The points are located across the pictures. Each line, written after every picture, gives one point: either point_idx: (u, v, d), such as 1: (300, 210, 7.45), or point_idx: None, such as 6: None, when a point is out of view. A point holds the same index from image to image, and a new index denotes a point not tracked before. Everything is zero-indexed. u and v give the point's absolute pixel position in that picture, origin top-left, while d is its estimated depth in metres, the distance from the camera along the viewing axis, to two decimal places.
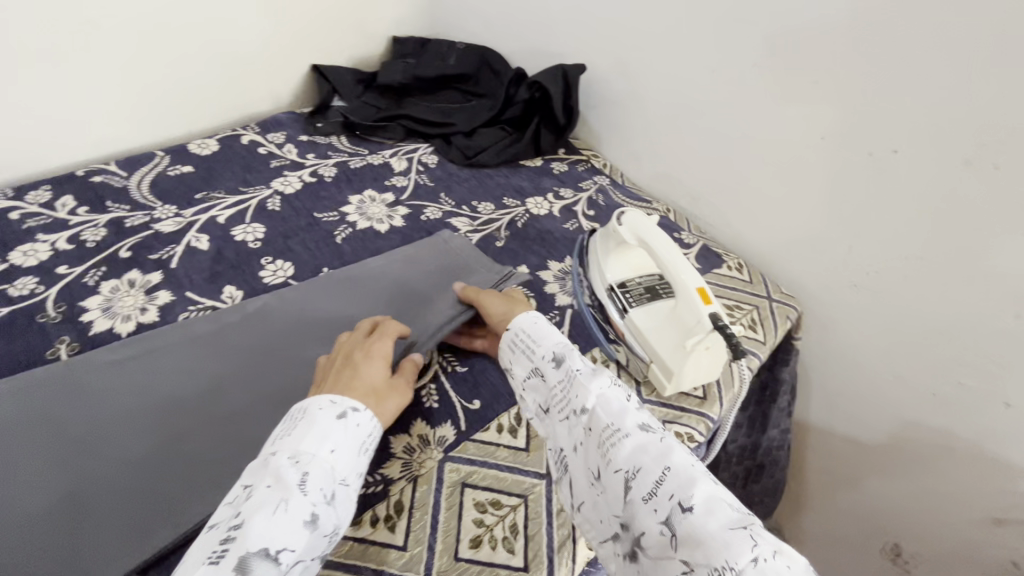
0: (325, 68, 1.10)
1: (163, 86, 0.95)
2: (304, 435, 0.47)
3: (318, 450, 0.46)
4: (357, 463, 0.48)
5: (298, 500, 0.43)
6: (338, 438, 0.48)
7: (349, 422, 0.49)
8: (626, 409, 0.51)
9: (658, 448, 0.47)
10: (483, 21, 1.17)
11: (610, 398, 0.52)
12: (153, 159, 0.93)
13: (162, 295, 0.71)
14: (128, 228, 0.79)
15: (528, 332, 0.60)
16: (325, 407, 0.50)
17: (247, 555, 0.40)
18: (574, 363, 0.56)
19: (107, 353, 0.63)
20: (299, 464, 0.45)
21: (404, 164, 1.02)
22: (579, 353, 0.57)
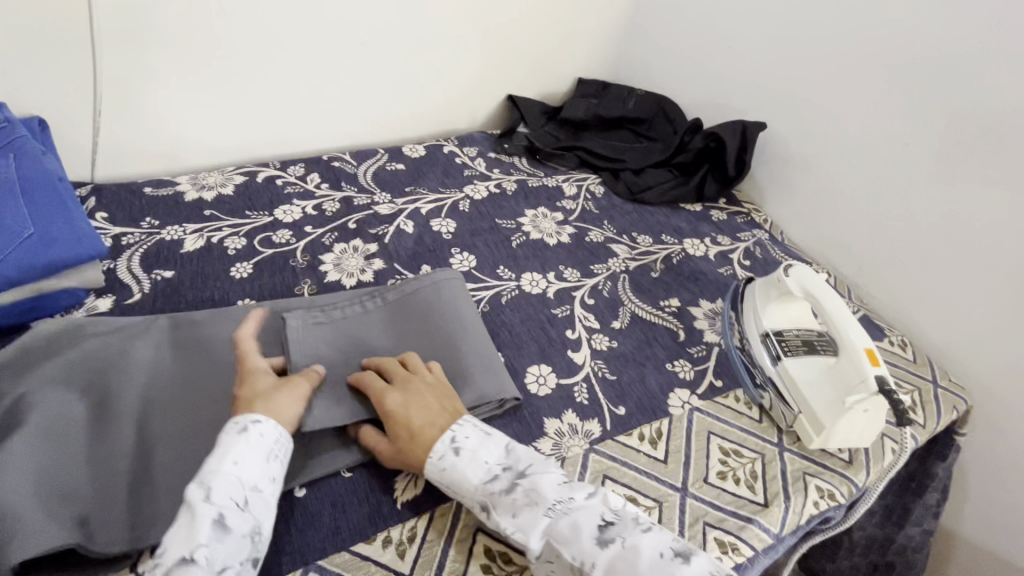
0: (519, 98, 1.26)
1: (396, 98, 1.16)
2: (210, 456, 0.51)
3: (219, 465, 0.50)
4: (264, 468, 0.52)
5: (202, 508, 0.47)
6: (241, 451, 0.52)
7: (250, 433, 0.53)
8: (578, 533, 0.51)
9: (626, 560, 0.49)
10: (666, 73, 1.28)
11: (560, 529, 0.52)
12: (376, 155, 1.13)
13: (377, 262, 0.87)
14: (355, 205, 0.98)
15: (445, 483, 0.56)
16: (228, 429, 0.53)
17: (169, 568, 0.45)
18: (504, 509, 0.53)
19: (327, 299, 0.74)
20: (203, 481, 0.49)
21: (574, 190, 1.12)
22: (500, 494, 0.54)
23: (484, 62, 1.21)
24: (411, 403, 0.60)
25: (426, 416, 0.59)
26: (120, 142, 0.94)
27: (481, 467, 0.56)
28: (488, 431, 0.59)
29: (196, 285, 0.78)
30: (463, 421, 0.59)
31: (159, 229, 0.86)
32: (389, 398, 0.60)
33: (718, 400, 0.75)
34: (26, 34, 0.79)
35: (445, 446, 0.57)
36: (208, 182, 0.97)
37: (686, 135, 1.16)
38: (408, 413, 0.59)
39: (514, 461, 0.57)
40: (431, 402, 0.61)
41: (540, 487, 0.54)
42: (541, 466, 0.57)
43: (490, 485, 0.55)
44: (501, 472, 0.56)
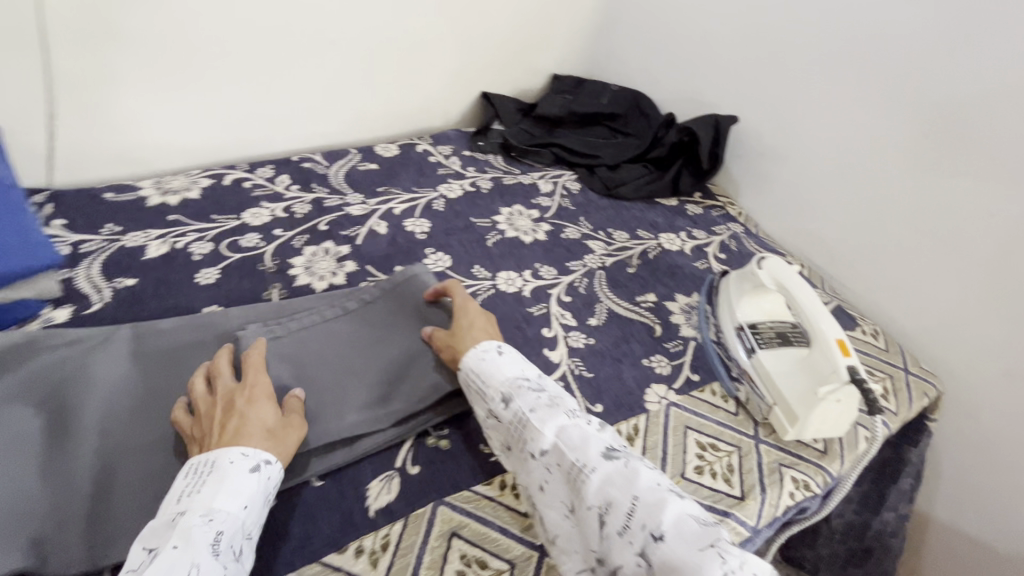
0: (493, 95, 1.25)
1: (368, 96, 1.14)
2: (214, 490, 0.49)
3: (230, 508, 0.48)
4: (261, 515, 0.51)
5: (207, 562, 0.45)
6: (250, 493, 0.51)
7: (263, 474, 0.52)
8: (587, 442, 0.55)
9: (624, 476, 0.53)
10: (640, 68, 1.28)
11: (570, 433, 0.56)
12: (348, 155, 1.11)
13: (349, 265, 0.86)
14: (327, 207, 0.96)
15: (476, 372, 0.62)
16: (235, 459, 0.51)
17: None
18: (525, 401, 0.59)
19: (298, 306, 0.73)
20: (210, 525, 0.47)
21: (550, 186, 1.11)
22: (526, 391, 0.60)
23: (456, 59, 1.20)
24: (477, 314, 0.69)
25: (483, 326, 0.68)
26: (77, 146, 0.91)
27: (516, 370, 0.63)
28: (524, 357, 0.67)
29: (160, 293, 0.76)
30: (503, 343, 0.67)
31: (120, 236, 0.83)
32: (466, 301, 0.70)
33: (695, 394, 0.75)
34: None
35: (491, 346, 0.65)
36: (173, 187, 0.94)
37: (661, 130, 1.16)
38: (471, 317, 0.69)
39: (542, 381, 0.63)
40: (491, 322, 0.70)
41: (561, 400, 0.60)
42: (563, 395, 0.63)
43: (519, 383, 0.61)
44: (531, 380, 0.62)
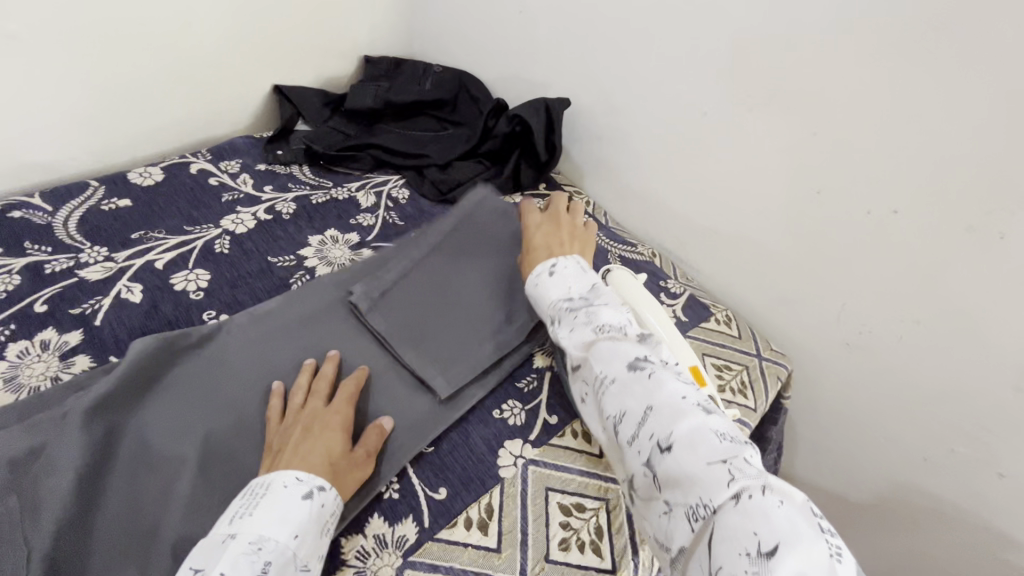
0: (287, 89, 1.02)
1: (99, 106, 0.85)
2: (265, 515, 0.48)
3: (280, 537, 0.47)
4: (317, 546, 0.49)
5: None
6: (301, 521, 0.49)
7: (316, 501, 0.50)
8: (615, 356, 0.57)
9: (645, 387, 0.54)
10: (462, 44, 1.11)
11: (600, 347, 0.59)
12: (86, 190, 0.83)
13: (81, 359, 0.62)
14: (48, 276, 0.69)
15: (533, 294, 0.69)
16: (291, 483, 0.50)
17: None
18: (565, 323, 0.64)
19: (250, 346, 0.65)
20: (260, 551, 0.46)
21: (372, 199, 0.93)
22: (563, 313, 0.64)
23: (222, 47, 0.94)
24: (544, 232, 0.75)
25: (550, 242, 0.73)
26: None
27: (564, 290, 0.66)
28: (585, 270, 0.69)
29: None
30: (567, 258, 0.70)
31: None
32: (534, 220, 0.76)
33: (554, 442, 0.65)
34: None
35: (545, 267, 0.69)
36: None
37: (491, 118, 1.02)
38: (539, 234, 0.75)
39: (592, 295, 0.65)
40: (561, 237, 0.74)
41: (601, 314, 0.62)
42: (614, 308, 0.63)
43: (562, 303, 0.65)
44: (577, 299, 0.65)
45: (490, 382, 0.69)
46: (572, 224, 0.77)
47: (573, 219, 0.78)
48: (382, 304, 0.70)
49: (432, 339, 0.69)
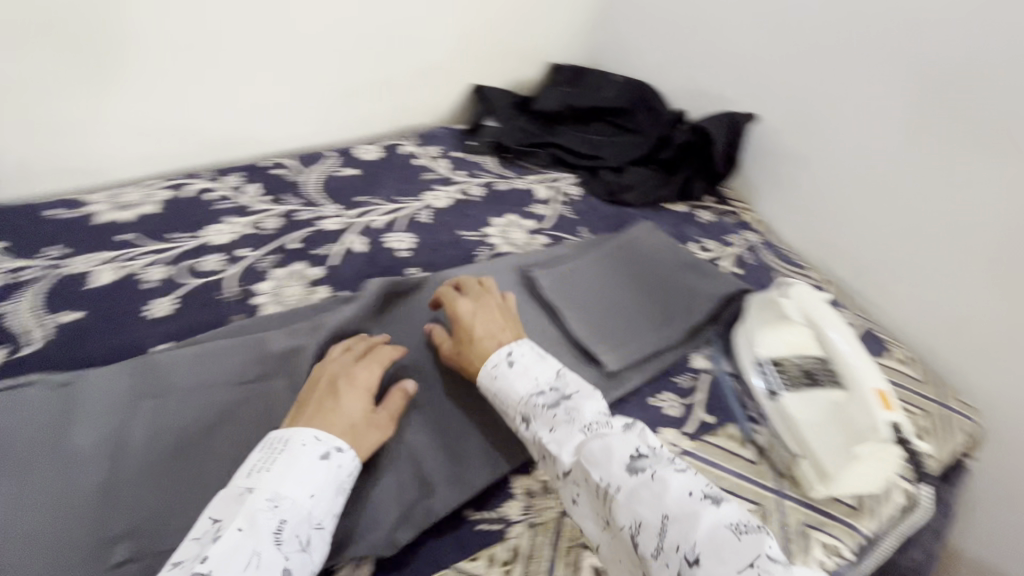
0: (485, 89, 1.14)
1: (347, 92, 1.04)
2: (280, 473, 0.47)
3: (297, 496, 0.47)
4: (333, 503, 0.49)
5: (269, 554, 0.43)
6: (317, 481, 0.48)
7: (332, 462, 0.50)
8: (610, 458, 0.50)
9: (651, 491, 0.47)
10: (647, 57, 1.17)
11: (592, 448, 0.51)
12: (325, 159, 1.01)
13: (322, 290, 0.77)
14: (298, 221, 0.86)
15: (494, 390, 0.59)
16: (308, 442, 0.50)
17: None
18: (542, 421, 0.55)
19: (448, 295, 0.76)
20: (276, 509, 0.45)
21: (548, 192, 1.01)
22: (540, 408, 0.56)
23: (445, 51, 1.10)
24: (478, 316, 0.65)
25: (490, 330, 0.64)
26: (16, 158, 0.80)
27: (531, 381, 0.58)
28: (544, 356, 0.62)
29: (106, 330, 0.66)
30: (519, 342, 0.62)
31: (62, 262, 0.74)
32: (460, 305, 0.66)
33: (708, 439, 0.67)
34: None
35: (500, 357, 0.60)
36: (127, 201, 0.85)
37: (670, 129, 1.06)
38: (474, 322, 0.64)
39: (562, 384, 0.58)
40: (498, 320, 0.65)
41: (582, 409, 0.55)
42: (588, 394, 0.57)
43: (536, 399, 0.57)
44: (547, 390, 0.57)
45: (652, 367, 0.73)
46: (488, 299, 0.69)
47: (492, 296, 0.69)
48: (552, 282, 0.80)
49: (595, 320, 0.76)
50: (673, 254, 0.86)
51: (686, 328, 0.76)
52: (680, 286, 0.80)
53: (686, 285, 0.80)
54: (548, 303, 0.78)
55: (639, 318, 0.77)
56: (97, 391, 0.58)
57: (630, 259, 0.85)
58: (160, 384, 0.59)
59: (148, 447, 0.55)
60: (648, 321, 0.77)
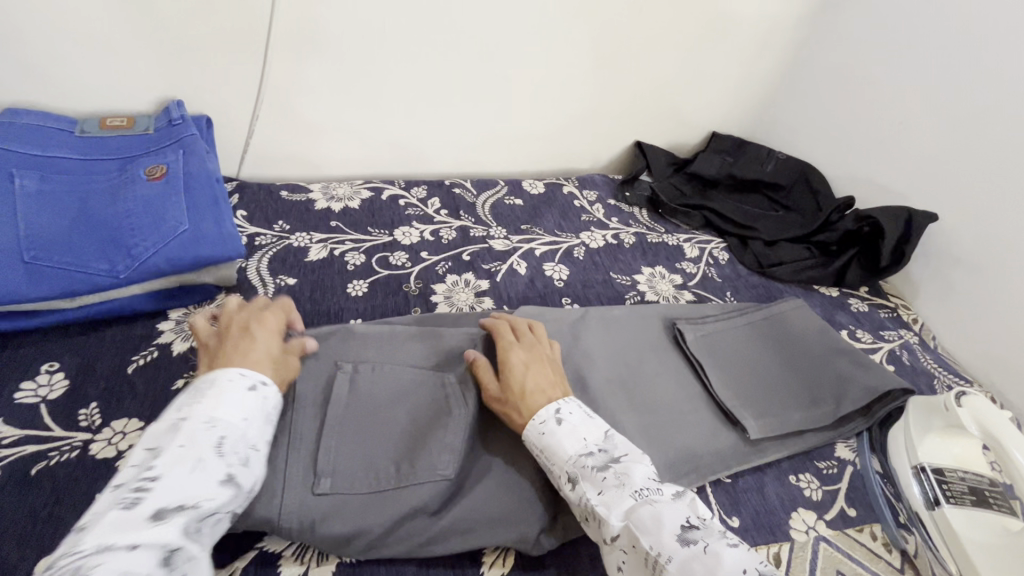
0: (647, 145, 1.20)
1: (525, 132, 1.14)
2: (214, 400, 0.49)
3: (232, 418, 0.48)
4: (265, 432, 0.51)
5: (213, 462, 0.44)
6: (251, 407, 0.50)
7: (260, 394, 0.52)
8: (661, 524, 0.48)
9: (704, 566, 0.45)
10: (816, 138, 1.17)
11: (642, 514, 0.49)
12: (496, 186, 1.12)
13: (487, 301, 0.85)
14: (471, 237, 0.97)
15: (540, 448, 0.57)
16: (234, 379, 0.51)
17: (163, 507, 0.40)
18: (591, 482, 0.53)
19: (597, 329, 0.80)
20: (215, 427, 0.47)
21: (696, 252, 1.04)
22: (591, 470, 0.54)
23: (618, 107, 1.17)
24: (530, 369, 0.64)
25: (539, 384, 0.62)
26: (267, 145, 0.99)
27: (579, 442, 0.57)
28: (590, 415, 0.60)
29: (316, 298, 0.80)
30: (567, 399, 0.61)
31: (288, 235, 0.89)
32: (514, 354, 0.65)
33: (851, 533, 0.64)
34: (203, 37, 0.84)
35: (549, 413, 0.59)
36: (338, 194, 1.00)
37: (833, 213, 1.05)
38: (525, 375, 0.63)
39: (610, 446, 0.57)
40: (548, 374, 0.64)
41: (631, 473, 0.54)
42: (637, 459, 0.56)
43: (585, 459, 0.55)
44: (597, 451, 0.56)
45: (793, 445, 0.72)
46: (539, 350, 0.68)
47: (543, 346, 0.69)
48: (697, 339, 0.81)
49: (739, 385, 0.77)
50: (821, 334, 0.84)
51: (835, 415, 0.74)
52: (830, 371, 0.78)
53: (837, 372, 0.78)
54: (694, 359, 0.79)
55: (787, 396, 0.76)
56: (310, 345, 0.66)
57: (777, 331, 0.85)
58: (357, 351, 0.67)
59: (347, 398, 0.62)
60: (796, 399, 0.76)
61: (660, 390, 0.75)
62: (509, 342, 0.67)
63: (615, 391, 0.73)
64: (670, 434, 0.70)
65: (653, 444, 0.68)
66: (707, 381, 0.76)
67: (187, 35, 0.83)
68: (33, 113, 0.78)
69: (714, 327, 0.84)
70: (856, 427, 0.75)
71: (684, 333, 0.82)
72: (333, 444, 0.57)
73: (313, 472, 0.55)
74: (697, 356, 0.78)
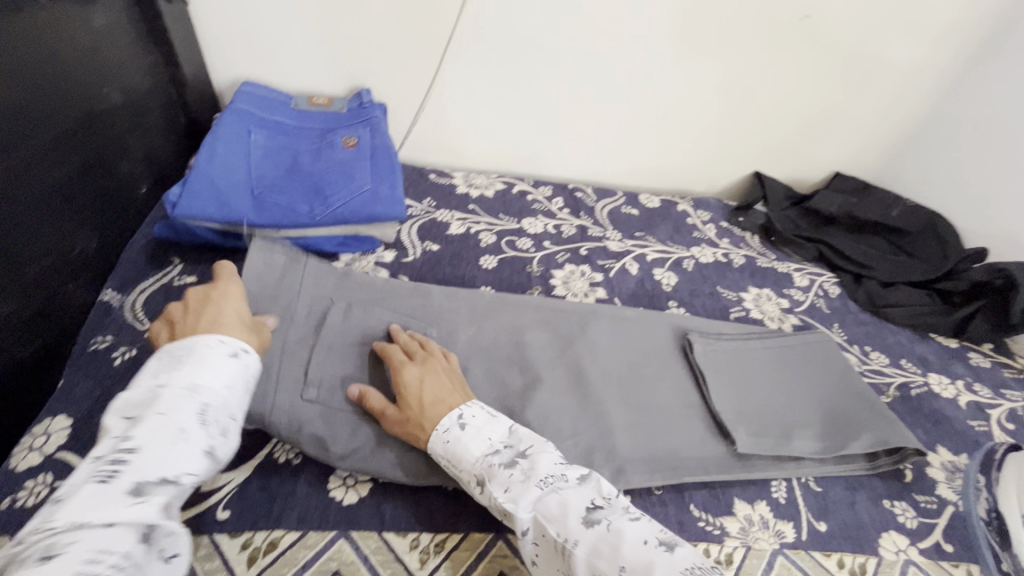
0: (766, 176, 1.24)
1: (649, 149, 1.22)
2: (193, 369, 0.51)
3: (215, 385, 0.51)
4: (246, 399, 0.55)
5: (195, 434, 0.48)
6: (232, 374, 0.53)
7: (241, 361, 0.55)
8: (566, 512, 0.51)
9: (608, 543, 0.49)
10: (953, 190, 1.14)
11: (548, 504, 0.52)
12: (614, 196, 1.20)
13: (599, 291, 0.94)
14: (589, 235, 1.06)
15: (445, 455, 0.58)
16: (212, 345, 0.53)
17: (142, 483, 0.43)
18: (497, 481, 0.55)
19: (637, 326, 0.84)
20: (196, 395, 0.49)
21: (806, 282, 1.06)
22: (498, 470, 0.55)
23: (744, 135, 1.21)
24: (426, 380, 0.63)
25: (437, 395, 0.62)
26: (426, 135, 1.14)
27: (484, 442, 0.58)
28: (492, 413, 0.61)
29: (454, 264, 0.92)
30: (468, 404, 0.61)
31: (435, 210, 1.03)
32: (407, 371, 0.63)
33: (944, 565, 0.64)
34: (399, 40, 1.01)
35: (451, 420, 0.59)
36: (477, 183, 1.14)
37: (962, 263, 1.03)
38: (421, 388, 0.62)
39: (514, 440, 0.59)
40: (445, 385, 0.63)
41: (535, 463, 0.56)
42: (541, 447, 0.58)
43: (490, 458, 0.56)
44: (501, 448, 0.57)
45: (839, 469, 0.72)
46: (434, 361, 0.66)
47: (437, 355, 0.68)
48: (706, 352, 0.81)
49: (737, 403, 0.76)
50: (839, 380, 0.82)
51: (834, 453, 0.71)
52: (843, 414, 0.77)
53: (851, 419, 0.76)
54: (694, 369, 0.79)
55: (787, 428, 0.74)
56: (314, 273, 0.76)
57: (792, 364, 0.83)
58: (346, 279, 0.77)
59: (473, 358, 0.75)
60: (787, 428, 0.74)
61: (739, 390, 0.78)
62: (399, 356, 0.66)
63: (639, 381, 0.77)
64: (657, 434, 0.71)
65: (717, 437, 0.72)
66: (701, 393, 0.77)
67: (385, 37, 1.00)
68: (262, 86, 0.98)
69: (799, 349, 0.86)
70: (857, 468, 0.72)
71: (719, 343, 0.83)
72: (320, 362, 0.67)
73: (304, 382, 0.64)
74: (700, 367, 0.79)
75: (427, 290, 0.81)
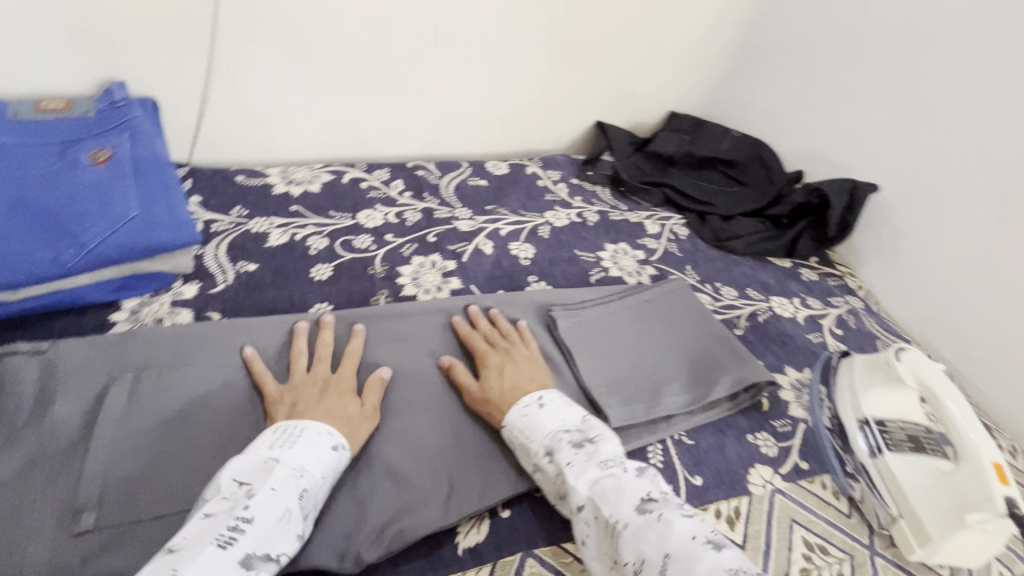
0: (608, 125, 1.22)
1: (487, 112, 1.13)
2: (303, 452, 0.50)
3: (316, 474, 0.50)
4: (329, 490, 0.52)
5: (293, 521, 0.46)
6: (329, 466, 0.51)
7: (339, 454, 0.53)
8: (621, 496, 0.50)
9: (657, 531, 0.46)
10: (770, 117, 1.21)
11: (605, 486, 0.51)
12: (459, 168, 1.11)
13: (454, 281, 0.86)
14: (436, 218, 0.97)
15: (522, 428, 0.59)
16: (321, 433, 0.53)
17: (252, 554, 0.42)
18: (563, 455, 0.55)
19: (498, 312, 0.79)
20: (302, 480, 0.48)
21: (657, 228, 1.07)
22: (567, 447, 0.55)
23: (579, 85, 1.17)
24: (506, 369, 0.66)
25: (517, 380, 0.64)
26: (220, 129, 0.95)
27: (557, 420, 0.58)
28: (570, 401, 0.62)
29: (278, 284, 0.78)
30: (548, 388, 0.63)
31: (246, 220, 0.87)
32: (491, 359, 0.67)
33: (802, 484, 0.69)
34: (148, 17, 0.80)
35: (531, 400, 0.61)
36: (297, 178, 0.98)
37: (786, 186, 1.10)
38: (502, 378, 0.65)
39: (587, 426, 0.59)
40: (525, 372, 0.66)
41: (603, 449, 0.55)
42: (609, 436, 0.58)
43: (562, 436, 0.57)
44: (575, 430, 0.58)
45: (699, 418, 0.73)
46: (513, 348, 0.70)
47: (521, 344, 0.71)
48: (571, 325, 0.78)
49: (608, 371, 0.74)
50: (698, 322, 0.84)
51: (701, 400, 0.73)
52: (704, 358, 0.79)
53: (712, 359, 0.78)
54: (561, 346, 0.76)
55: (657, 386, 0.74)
56: (71, 353, 0.60)
57: (655, 317, 0.84)
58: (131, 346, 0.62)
59: None
60: (656, 386, 0.74)
61: (597, 360, 0.76)
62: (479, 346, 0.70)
63: None
64: None
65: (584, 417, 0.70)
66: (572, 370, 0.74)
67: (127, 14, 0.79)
68: None
69: (650, 302, 0.86)
70: (721, 411, 0.75)
71: (575, 313, 0.80)
72: (101, 469, 0.52)
73: (72, 510, 0.50)
74: (568, 344, 0.75)
75: (244, 325, 0.68)
